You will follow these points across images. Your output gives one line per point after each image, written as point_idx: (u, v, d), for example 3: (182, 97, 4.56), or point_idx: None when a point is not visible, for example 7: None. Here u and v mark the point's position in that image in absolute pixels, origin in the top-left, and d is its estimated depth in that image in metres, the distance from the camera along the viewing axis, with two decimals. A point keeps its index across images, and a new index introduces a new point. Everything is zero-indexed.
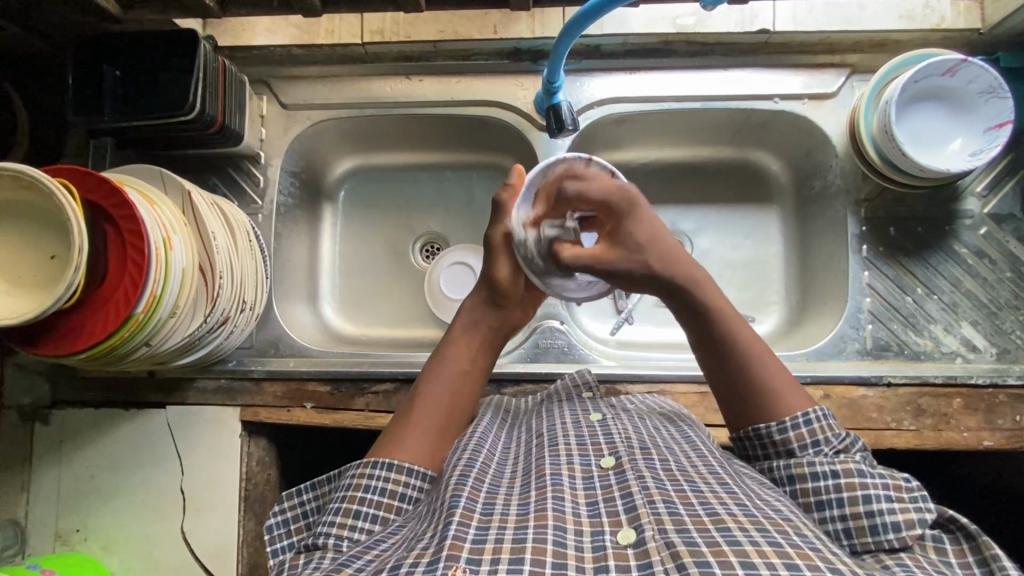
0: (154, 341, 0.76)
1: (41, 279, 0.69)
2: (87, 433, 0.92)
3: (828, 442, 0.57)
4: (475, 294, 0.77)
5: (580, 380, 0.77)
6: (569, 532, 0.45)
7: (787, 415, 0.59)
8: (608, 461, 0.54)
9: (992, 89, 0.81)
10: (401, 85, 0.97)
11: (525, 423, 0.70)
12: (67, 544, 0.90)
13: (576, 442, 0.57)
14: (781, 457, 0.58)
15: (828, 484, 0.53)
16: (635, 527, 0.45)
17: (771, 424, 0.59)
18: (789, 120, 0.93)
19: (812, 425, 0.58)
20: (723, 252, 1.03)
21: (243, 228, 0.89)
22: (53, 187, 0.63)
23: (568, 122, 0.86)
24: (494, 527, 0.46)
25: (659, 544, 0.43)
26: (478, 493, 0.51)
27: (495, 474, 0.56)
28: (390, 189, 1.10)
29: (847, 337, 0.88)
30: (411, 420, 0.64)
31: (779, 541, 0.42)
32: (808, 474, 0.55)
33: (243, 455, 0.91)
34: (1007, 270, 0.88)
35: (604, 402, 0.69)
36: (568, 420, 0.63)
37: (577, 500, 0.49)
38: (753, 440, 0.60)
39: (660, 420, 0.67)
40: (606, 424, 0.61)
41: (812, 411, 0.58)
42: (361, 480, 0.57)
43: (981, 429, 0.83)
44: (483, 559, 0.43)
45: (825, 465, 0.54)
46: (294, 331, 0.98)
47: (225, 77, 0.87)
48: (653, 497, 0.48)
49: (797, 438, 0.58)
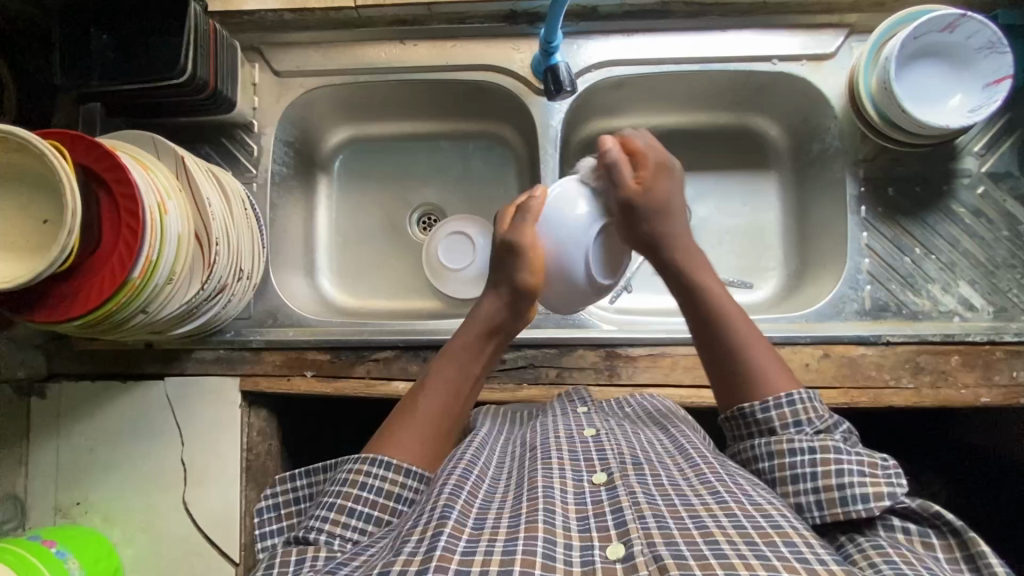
0: (151, 309, 0.76)
1: (34, 244, 0.68)
2: (85, 405, 0.92)
3: (811, 422, 0.59)
4: (497, 291, 0.74)
5: (576, 396, 0.77)
6: (559, 545, 0.46)
7: (770, 395, 0.61)
8: (600, 476, 0.55)
9: (992, 44, 0.81)
10: (395, 50, 0.95)
11: (519, 437, 0.71)
12: (68, 518, 0.90)
13: (569, 458, 0.58)
14: (764, 436, 0.61)
15: (805, 459, 0.56)
16: (624, 541, 0.46)
17: (754, 403, 0.61)
18: (788, 82, 0.93)
19: (796, 405, 0.60)
20: (721, 219, 1.04)
21: (239, 196, 0.88)
22: (44, 149, 0.62)
23: (566, 83, 0.85)
24: (483, 540, 0.47)
25: (647, 558, 0.44)
26: (469, 507, 0.52)
27: (487, 489, 0.57)
28: (387, 160, 1.09)
29: (846, 298, 0.88)
30: (407, 420, 0.64)
31: (766, 555, 0.44)
32: (786, 450, 0.57)
33: (244, 426, 0.90)
34: (1004, 228, 0.88)
35: (599, 416, 0.70)
36: (562, 434, 0.64)
37: (568, 514, 0.50)
38: (742, 420, 0.62)
39: (655, 430, 0.69)
40: (599, 440, 0.62)
41: (796, 394, 0.60)
42: (358, 477, 0.58)
43: (979, 386, 0.83)
44: (472, 569, 0.44)
45: (804, 441, 0.57)
46: (292, 301, 0.97)
47: (216, 42, 0.84)
48: (643, 512, 0.49)
49: (779, 417, 0.60)
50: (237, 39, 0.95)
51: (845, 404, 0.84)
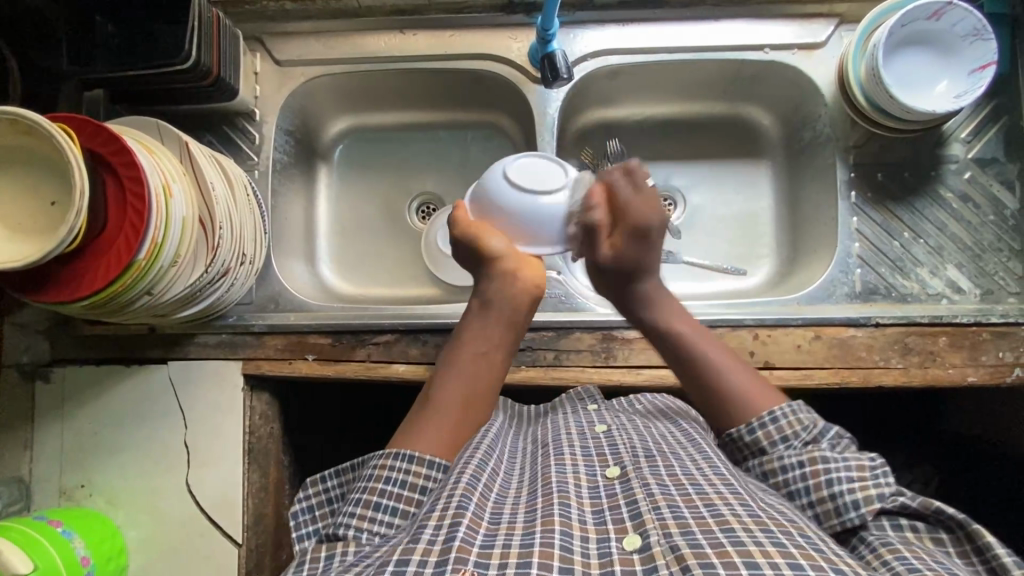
0: (156, 290, 0.77)
1: (41, 224, 0.69)
2: (89, 389, 0.93)
3: (797, 435, 0.62)
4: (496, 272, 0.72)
5: (585, 395, 0.82)
6: (576, 538, 0.48)
7: (754, 416, 0.65)
8: (614, 470, 0.57)
9: (977, 31, 0.83)
10: (395, 39, 0.97)
11: (531, 433, 0.73)
12: (72, 500, 0.91)
13: (581, 454, 0.61)
14: (756, 456, 0.64)
15: (795, 474, 0.59)
16: (640, 533, 0.47)
17: (741, 427, 0.65)
18: (780, 71, 0.95)
19: (779, 422, 0.63)
20: (716, 207, 1.06)
21: (241, 182, 0.89)
22: (51, 130, 0.64)
23: (563, 71, 0.87)
24: (500, 534, 0.49)
25: (664, 548, 0.45)
26: (486, 500, 0.54)
27: (502, 484, 0.59)
28: (386, 149, 1.11)
29: (837, 281, 0.91)
30: (430, 410, 0.65)
31: (783, 543, 0.45)
32: (778, 468, 0.60)
33: (246, 409, 0.92)
34: (990, 213, 0.90)
35: (608, 411, 0.73)
36: (573, 431, 0.67)
37: (583, 508, 0.52)
38: (733, 443, 0.66)
39: (665, 422, 0.72)
40: (610, 435, 0.65)
41: (779, 410, 0.64)
42: (382, 471, 0.58)
43: (966, 366, 0.85)
44: (490, 563, 0.45)
45: (792, 458, 0.60)
46: (293, 287, 0.99)
47: (219, 30, 0.86)
48: (658, 503, 0.50)
49: (766, 436, 0.63)
50: (239, 28, 0.97)
51: (835, 384, 0.86)
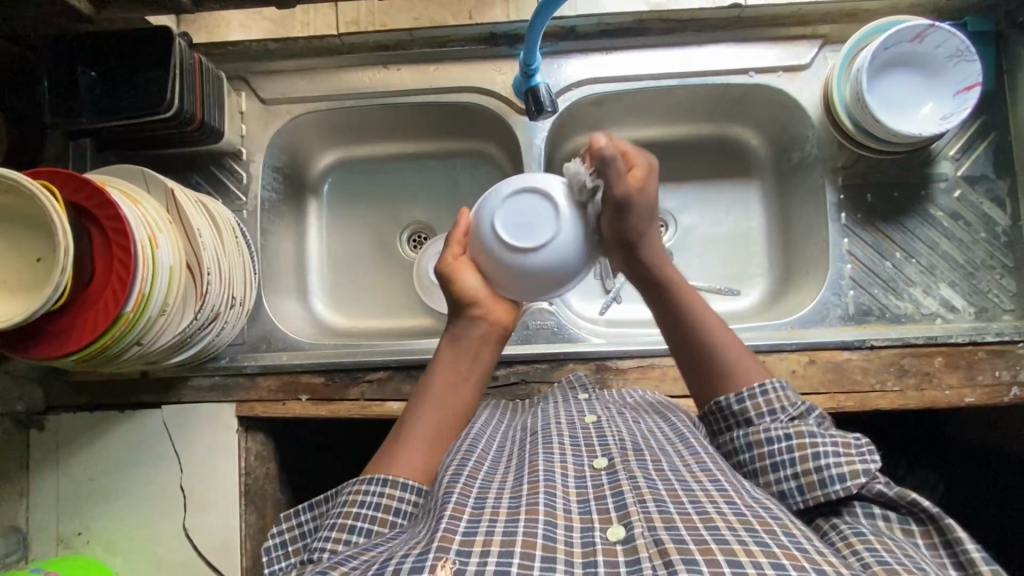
0: (146, 341, 0.77)
1: (26, 280, 0.69)
2: (83, 435, 0.93)
3: (784, 410, 0.62)
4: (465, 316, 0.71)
5: (576, 382, 0.79)
6: (560, 527, 0.47)
7: (745, 387, 0.64)
8: (601, 461, 0.56)
9: (959, 53, 0.83)
10: (379, 74, 0.96)
11: (520, 423, 0.72)
12: (69, 548, 0.91)
13: (570, 442, 0.60)
14: (741, 426, 0.63)
15: (782, 446, 0.58)
16: (624, 523, 0.47)
17: (730, 396, 0.64)
18: (766, 93, 0.95)
19: (768, 395, 0.62)
20: (705, 228, 1.05)
21: (230, 226, 0.89)
22: (36, 189, 0.64)
23: (547, 104, 0.87)
24: (485, 518, 0.48)
25: (647, 541, 0.45)
26: (470, 488, 0.53)
27: (488, 471, 0.58)
28: (375, 180, 1.10)
29: (830, 304, 0.90)
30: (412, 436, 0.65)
31: (767, 542, 0.44)
32: (764, 439, 0.59)
33: (242, 450, 0.92)
34: (982, 231, 0.90)
35: (599, 402, 0.72)
36: (564, 420, 0.66)
37: (569, 497, 0.51)
38: (720, 412, 0.65)
39: (654, 417, 0.69)
40: (601, 426, 0.64)
41: (768, 383, 0.63)
42: (356, 496, 0.58)
43: (962, 386, 0.85)
44: (472, 551, 0.44)
45: (779, 430, 0.59)
46: (285, 325, 0.98)
47: (201, 76, 0.86)
48: (643, 497, 0.50)
49: (754, 407, 0.62)
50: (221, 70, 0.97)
51: (832, 409, 0.85)
